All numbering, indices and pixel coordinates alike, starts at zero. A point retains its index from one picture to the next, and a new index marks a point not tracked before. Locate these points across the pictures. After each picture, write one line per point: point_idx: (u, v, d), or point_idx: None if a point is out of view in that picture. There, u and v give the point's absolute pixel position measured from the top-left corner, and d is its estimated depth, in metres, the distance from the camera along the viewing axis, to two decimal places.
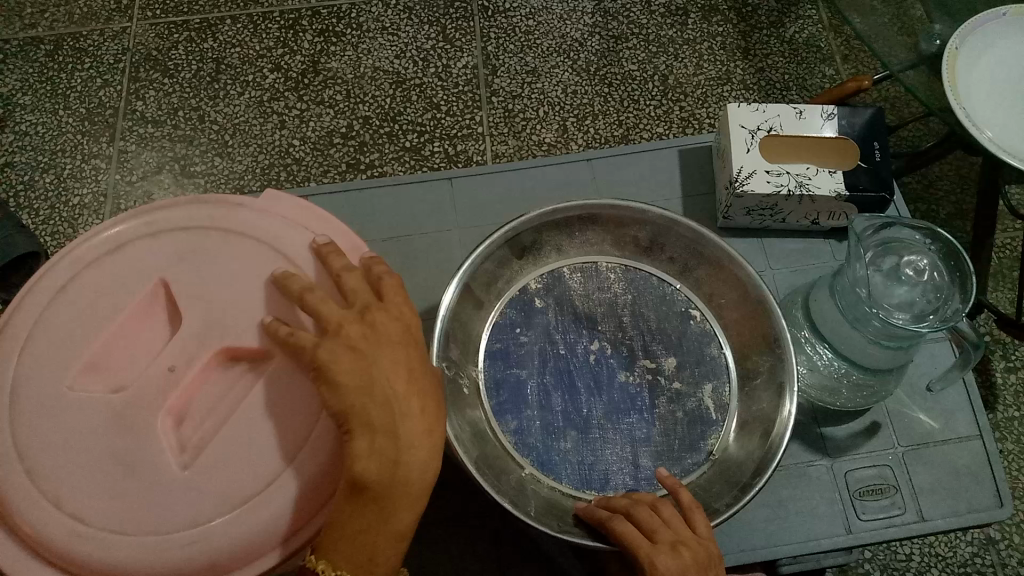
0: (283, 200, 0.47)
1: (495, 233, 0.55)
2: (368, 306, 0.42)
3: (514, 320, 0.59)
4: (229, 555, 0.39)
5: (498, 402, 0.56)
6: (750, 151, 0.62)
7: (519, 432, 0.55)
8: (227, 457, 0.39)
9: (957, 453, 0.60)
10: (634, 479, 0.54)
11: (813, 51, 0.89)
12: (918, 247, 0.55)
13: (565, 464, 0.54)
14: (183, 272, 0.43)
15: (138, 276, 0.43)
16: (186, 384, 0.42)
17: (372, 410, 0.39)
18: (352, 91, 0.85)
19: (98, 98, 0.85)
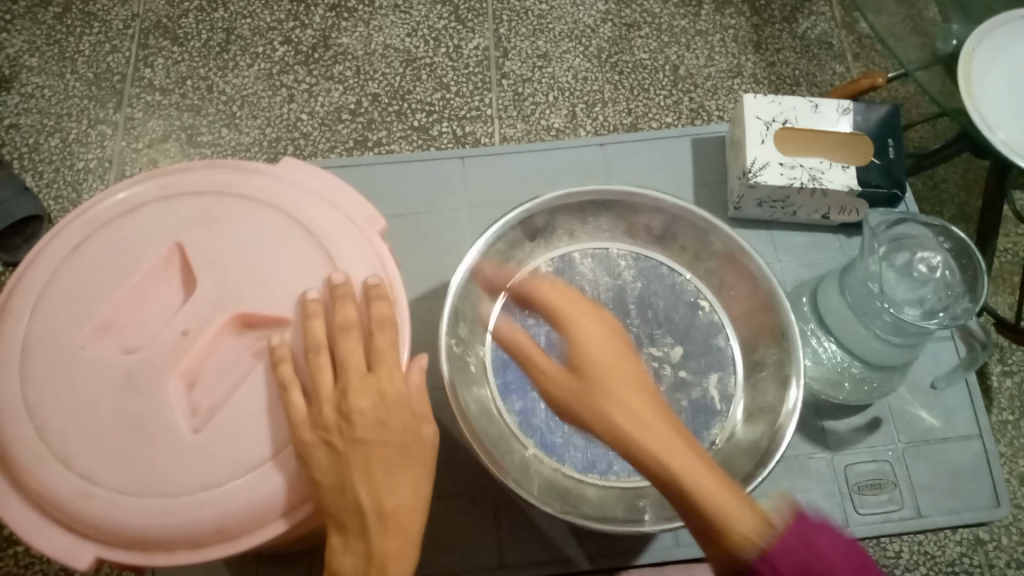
0: (300, 168, 0.47)
1: (511, 213, 0.55)
2: (353, 381, 0.40)
3: None
4: (238, 519, 0.39)
5: (504, 382, 0.56)
6: (764, 143, 0.62)
7: (523, 413, 0.55)
8: (237, 422, 0.39)
9: (956, 452, 0.61)
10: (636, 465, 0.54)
11: (825, 47, 0.89)
12: (931, 244, 0.55)
13: (569, 447, 0.55)
14: (198, 237, 0.43)
15: (153, 239, 0.43)
16: (201, 346, 0.41)
17: (344, 507, 0.38)
18: (362, 68, 0.85)
19: (106, 64, 0.84)
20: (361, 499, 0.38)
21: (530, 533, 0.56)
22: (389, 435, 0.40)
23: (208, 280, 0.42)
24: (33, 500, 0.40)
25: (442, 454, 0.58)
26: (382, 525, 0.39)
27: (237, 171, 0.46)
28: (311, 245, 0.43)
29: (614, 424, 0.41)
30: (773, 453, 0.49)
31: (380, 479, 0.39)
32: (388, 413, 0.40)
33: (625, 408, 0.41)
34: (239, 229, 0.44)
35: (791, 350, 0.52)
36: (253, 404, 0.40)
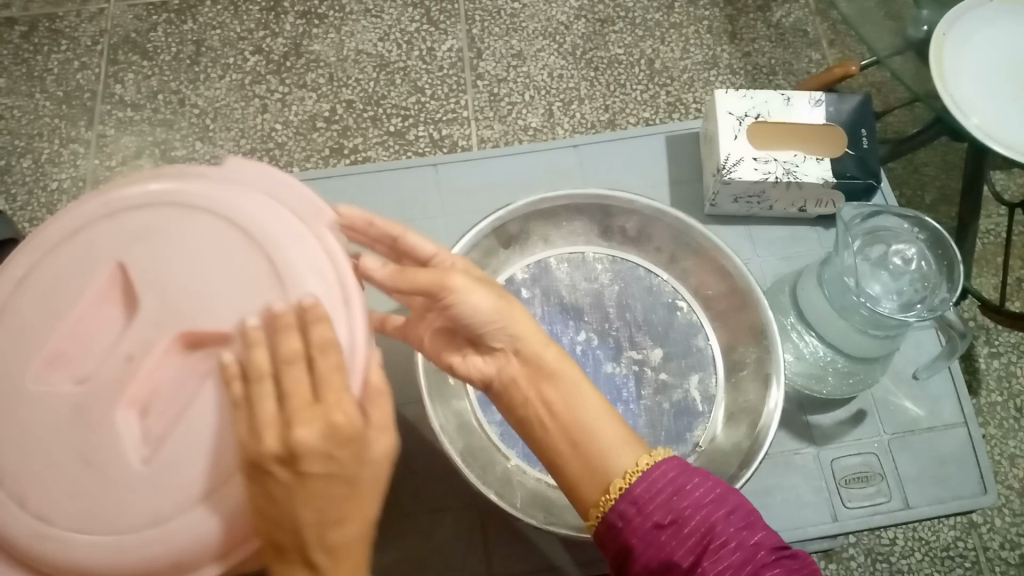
0: (253, 170, 0.43)
1: (482, 222, 0.54)
2: (295, 415, 0.36)
3: None
4: (192, 553, 0.36)
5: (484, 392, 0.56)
6: (737, 138, 0.62)
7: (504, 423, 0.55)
8: (183, 451, 0.36)
9: (941, 440, 0.61)
10: None
11: (800, 35, 0.88)
12: (906, 236, 0.55)
13: None
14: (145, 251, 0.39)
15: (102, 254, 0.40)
16: (144, 373, 0.37)
17: (286, 541, 0.37)
18: (335, 75, 0.84)
19: (75, 81, 0.83)
20: (305, 532, 0.37)
21: (516, 542, 0.56)
22: (337, 467, 0.37)
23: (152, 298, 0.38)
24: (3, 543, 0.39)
25: (427, 467, 0.58)
26: (329, 556, 0.37)
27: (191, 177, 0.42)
28: (259, 251, 0.39)
29: (531, 331, 0.44)
30: (756, 452, 0.49)
31: (325, 509, 0.37)
32: (336, 446, 0.36)
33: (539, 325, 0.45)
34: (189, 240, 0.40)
35: (771, 349, 0.51)
36: (199, 431, 0.36)
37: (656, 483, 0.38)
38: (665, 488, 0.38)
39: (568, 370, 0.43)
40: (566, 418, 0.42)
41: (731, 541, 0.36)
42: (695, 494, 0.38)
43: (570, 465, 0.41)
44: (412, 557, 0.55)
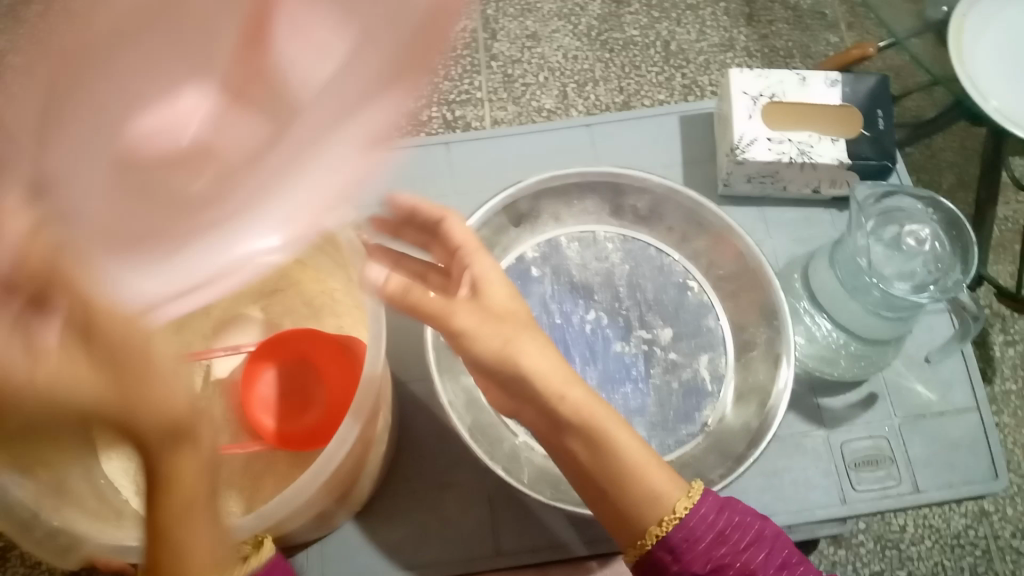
0: None
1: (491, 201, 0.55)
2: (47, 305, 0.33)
3: None
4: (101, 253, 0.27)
5: None
6: (751, 118, 0.61)
7: None
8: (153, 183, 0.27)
9: (953, 424, 0.60)
10: None
11: (818, 18, 0.87)
12: (919, 216, 0.54)
13: None
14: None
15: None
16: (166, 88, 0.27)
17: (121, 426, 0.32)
18: None
19: None
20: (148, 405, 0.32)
21: (524, 519, 0.56)
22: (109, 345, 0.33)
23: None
24: None
25: (437, 443, 0.58)
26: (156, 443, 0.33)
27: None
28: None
29: (544, 373, 0.43)
30: (764, 433, 0.49)
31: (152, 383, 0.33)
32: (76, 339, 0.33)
33: (549, 363, 0.43)
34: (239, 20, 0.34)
35: (783, 329, 0.51)
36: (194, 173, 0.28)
37: (707, 523, 0.42)
38: (713, 530, 0.42)
39: (579, 422, 0.43)
40: (592, 464, 0.43)
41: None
42: (739, 532, 0.43)
43: (609, 505, 0.43)
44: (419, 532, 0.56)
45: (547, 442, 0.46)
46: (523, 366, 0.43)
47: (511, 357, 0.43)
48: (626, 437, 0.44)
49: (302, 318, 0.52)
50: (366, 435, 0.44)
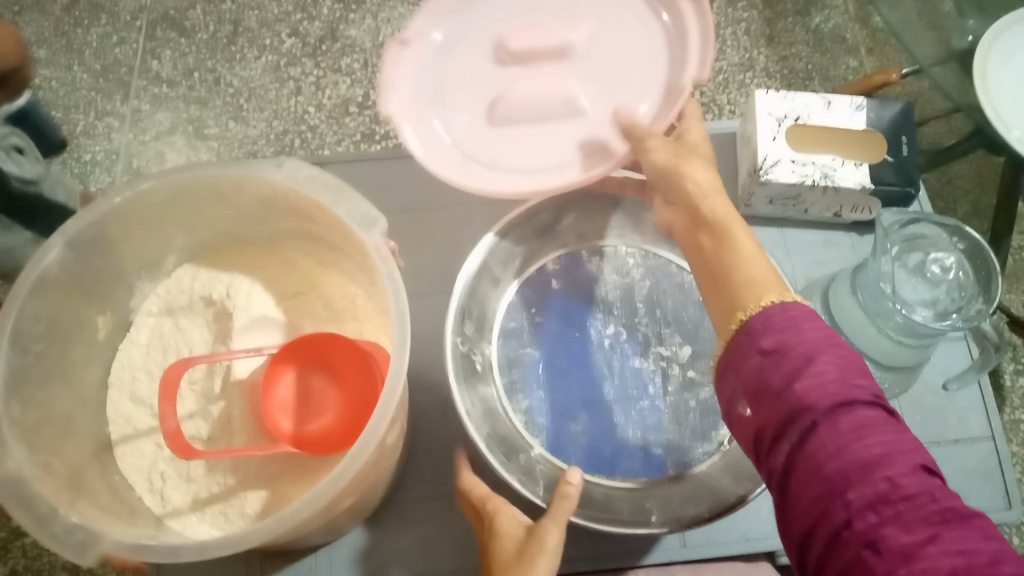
0: None
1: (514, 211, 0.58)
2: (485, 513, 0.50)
3: (528, 300, 0.59)
4: None
5: (509, 381, 0.56)
6: (775, 139, 0.62)
7: (529, 412, 0.55)
8: None
9: (967, 453, 0.60)
10: (643, 466, 0.53)
11: (838, 42, 0.87)
12: (944, 245, 0.54)
13: (574, 447, 0.54)
14: (499, 22, 0.51)
15: (475, 65, 0.50)
16: None
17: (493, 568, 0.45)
18: (370, 61, 0.83)
19: (113, 55, 0.83)
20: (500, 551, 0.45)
21: None
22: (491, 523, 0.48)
23: (520, 88, 0.49)
24: (33, 504, 0.39)
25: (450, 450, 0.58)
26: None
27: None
28: None
29: (708, 180, 0.45)
30: None
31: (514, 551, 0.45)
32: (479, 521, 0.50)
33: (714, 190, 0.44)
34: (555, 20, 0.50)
35: None
36: None
37: (770, 320, 0.36)
38: (776, 333, 0.36)
39: (720, 209, 0.43)
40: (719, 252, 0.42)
41: (826, 366, 0.34)
42: (806, 344, 0.35)
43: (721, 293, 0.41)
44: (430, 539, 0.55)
45: (693, 250, 0.45)
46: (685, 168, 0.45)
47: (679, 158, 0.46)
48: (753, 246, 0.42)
49: (321, 320, 0.52)
50: (385, 442, 0.44)
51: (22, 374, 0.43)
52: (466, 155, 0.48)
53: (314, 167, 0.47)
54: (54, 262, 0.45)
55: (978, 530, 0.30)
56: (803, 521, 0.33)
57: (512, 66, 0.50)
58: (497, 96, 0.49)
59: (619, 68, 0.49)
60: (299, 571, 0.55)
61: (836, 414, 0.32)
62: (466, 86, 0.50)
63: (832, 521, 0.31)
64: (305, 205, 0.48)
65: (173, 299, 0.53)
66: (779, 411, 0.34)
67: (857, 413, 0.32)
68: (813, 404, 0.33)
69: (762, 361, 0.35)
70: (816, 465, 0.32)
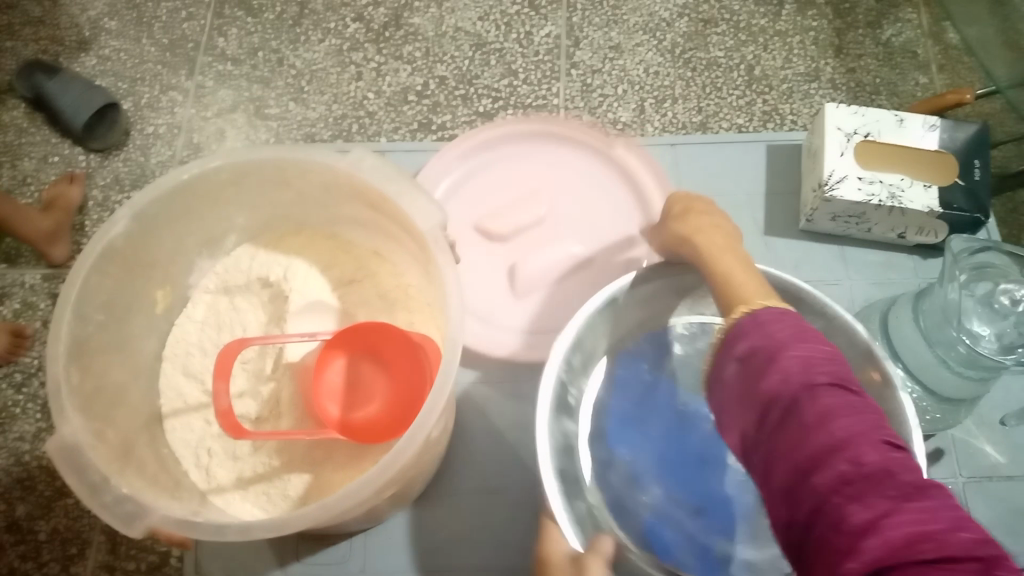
0: None
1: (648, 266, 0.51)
2: None
3: (644, 353, 0.56)
4: None
5: (598, 428, 0.54)
6: (843, 155, 0.60)
7: (604, 464, 0.53)
8: None
9: (1022, 491, 0.57)
10: (701, 562, 0.50)
11: (908, 57, 0.82)
12: (1015, 276, 0.52)
13: (638, 515, 0.52)
14: (485, 210, 0.65)
15: (483, 247, 0.64)
16: None
17: None
18: (431, 49, 0.83)
19: (181, 30, 0.84)
20: None
21: None
22: None
23: (527, 254, 0.63)
24: (86, 471, 0.40)
25: (491, 448, 0.58)
26: None
27: (524, 132, 0.67)
28: None
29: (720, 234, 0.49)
30: None
31: None
32: None
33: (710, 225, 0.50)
34: (527, 198, 0.65)
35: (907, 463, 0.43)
36: None
37: (744, 327, 0.37)
38: (755, 343, 0.36)
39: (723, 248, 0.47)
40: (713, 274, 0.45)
41: (789, 356, 0.34)
42: (776, 342, 0.35)
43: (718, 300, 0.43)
44: (463, 537, 0.55)
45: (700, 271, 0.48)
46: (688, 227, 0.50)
47: (691, 220, 0.51)
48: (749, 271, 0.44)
49: (375, 310, 0.52)
50: (431, 436, 0.44)
51: (82, 341, 0.44)
52: (485, 312, 0.61)
53: (378, 157, 0.47)
54: (120, 234, 0.46)
55: (935, 500, 0.29)
56: (781, 518, 0.32)
57: (507, 236, 0.64)
58: (513, 263, 0.63)
59: (586, 212, 0.65)
60: (335, 555, 0.55)
61: (802, 402, 0.32)
62: (478, 255, 0.64)
63: (803, 507, 0.31)
64: (368, 194, 0.48)
65: (230, 278, 0.53)
66: (755, 409, 0.34)
67: (821, 395, 0.32)
68: (779, 394, 0.33)
69: (755, 369, 0.35)
70: (787, 452, 0.32)
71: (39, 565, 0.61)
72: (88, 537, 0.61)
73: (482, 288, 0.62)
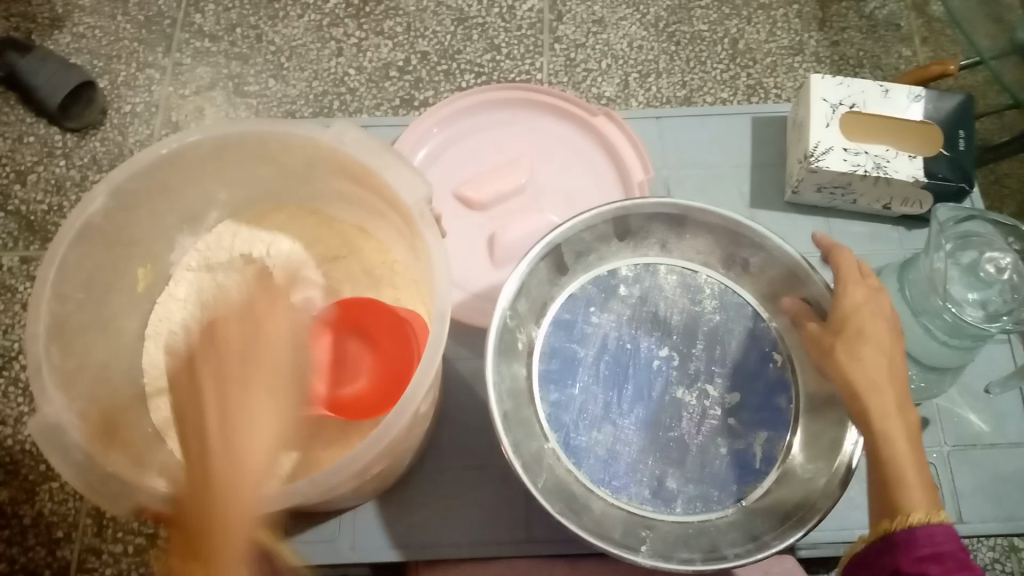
0: None
1: (603, 208, 0.51)
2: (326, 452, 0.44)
3: (590, 298, 0.55)
4: None
5: (547, 369, 0.53)
6: (829, 126, 0.60)
7: (556, 404, 0.52)
8: None
9: (1004, 458, 0.58)
10: (651, 495, 0.50)
11: (892, 29, 0.81)
12: (999, 245, 0.53)
13: (589, 453, 0.51)
14: (463, 178, 0.65)
15: (463, 216, 0.64)
16: None
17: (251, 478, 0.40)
18: (413, 25, 0.82)
19: (157, 7, 0.83)
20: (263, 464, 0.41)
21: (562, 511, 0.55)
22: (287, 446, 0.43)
23: (510, 225, 0.63)
24: (70, 452, 0.39)
25: (479, 425, 0.58)
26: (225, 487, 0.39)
27: (505, 99, 0.67)
28: None
29: (894, 351, 0.45)
30: (801, 528, 0.44)
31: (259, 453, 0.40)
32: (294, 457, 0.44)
33: (879, 332, 0.45)
34: (506, 167, 0.65)
35: None
36: None
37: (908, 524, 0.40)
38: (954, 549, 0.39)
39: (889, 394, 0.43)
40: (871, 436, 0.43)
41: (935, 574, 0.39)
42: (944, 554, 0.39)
43: (875, 467, 0.42)
44: (452, 513, 0.55)
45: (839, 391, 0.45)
46: (844, 357, 0.45)
47: (854, 343, 0.45)
48: (912, 429, 0.43)
49: (360, 285, 0.52)
50: (420, 411, 0.44)
51: (63, 320, 0.44)
52: (469, 284, 0.61)
53: (362, 130, 0.46)
54: (99, 211, 0.45)
55: None
56: None
57: (488, 206, 0.64)
58: (493, 233, 0.63)
59: (566, 181, 0.65)
60: (324, 533, 0.55)
61: None
62: (460, 225, 0.63)
63: None
64: (351, 167, 0.48)
65: (212, 255, 0.53)
66: None
67: None
68: None
69: (924, 570, 0.39)
70: None
71: (24, 549, 0.60)
72: (74, 520, 0.61)
73: (462, 258, 0.62)
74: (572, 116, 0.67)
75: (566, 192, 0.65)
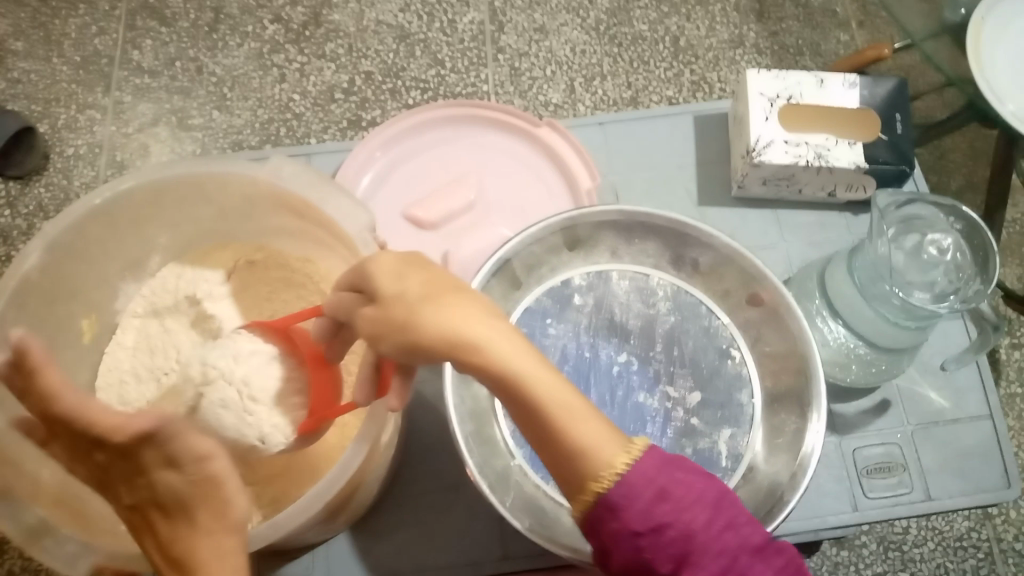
0: None
1: (550, 219, 0.51)
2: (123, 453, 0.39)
3: (547, 309, 0.55)
4: None
5: None
6: (768, 120, 0.61)
7: None
8: None
9: (966, 432, 0.59)
10: None
11: (828, 15, 0.82)
12: (941, 226, 0.54)
13: None
14: (411, 200, 0.65)
15: (414, 238, 0.63)
16: None
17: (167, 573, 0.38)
18: (354, 45, 0.81)
19: (93, 46, 0.81)
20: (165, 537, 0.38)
21: None
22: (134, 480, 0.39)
23: (463, 242, 0.63)
24: None
25: (447, 443, 0.57)
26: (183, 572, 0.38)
27: (445, 115, 0.66)
28: None
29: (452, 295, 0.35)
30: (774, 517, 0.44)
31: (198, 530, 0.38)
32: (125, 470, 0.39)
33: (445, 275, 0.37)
34: (453, 185, 0.65)
35: (812, 377, 0.47)
36: None
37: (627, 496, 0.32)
38: (682, 477, 0.33)
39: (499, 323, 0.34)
40: (525, 389, 0.33)
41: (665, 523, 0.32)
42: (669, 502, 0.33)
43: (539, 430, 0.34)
44: (425, 535, 0.55)
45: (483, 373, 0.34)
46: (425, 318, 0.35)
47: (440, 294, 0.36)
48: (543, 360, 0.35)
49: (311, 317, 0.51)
50: (380, 439, 0.44)
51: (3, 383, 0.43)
52: None
53: (298, 163, 0.46)
54: (35, 268, 0.45)
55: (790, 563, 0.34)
56: None
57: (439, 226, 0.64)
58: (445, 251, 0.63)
59: (511, 191, 0.65)
60: (298, 568, 0.54)
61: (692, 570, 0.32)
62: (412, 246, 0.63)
63: None
64: (290, 201, 0.47)
65: (158, 300, 0.52)
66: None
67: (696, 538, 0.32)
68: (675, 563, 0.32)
69: (652, 526, 0.32)
70: None
71: None
72: None
73: None
74: (506, 125, 0.67)
75: (513, 201, 0.65)
